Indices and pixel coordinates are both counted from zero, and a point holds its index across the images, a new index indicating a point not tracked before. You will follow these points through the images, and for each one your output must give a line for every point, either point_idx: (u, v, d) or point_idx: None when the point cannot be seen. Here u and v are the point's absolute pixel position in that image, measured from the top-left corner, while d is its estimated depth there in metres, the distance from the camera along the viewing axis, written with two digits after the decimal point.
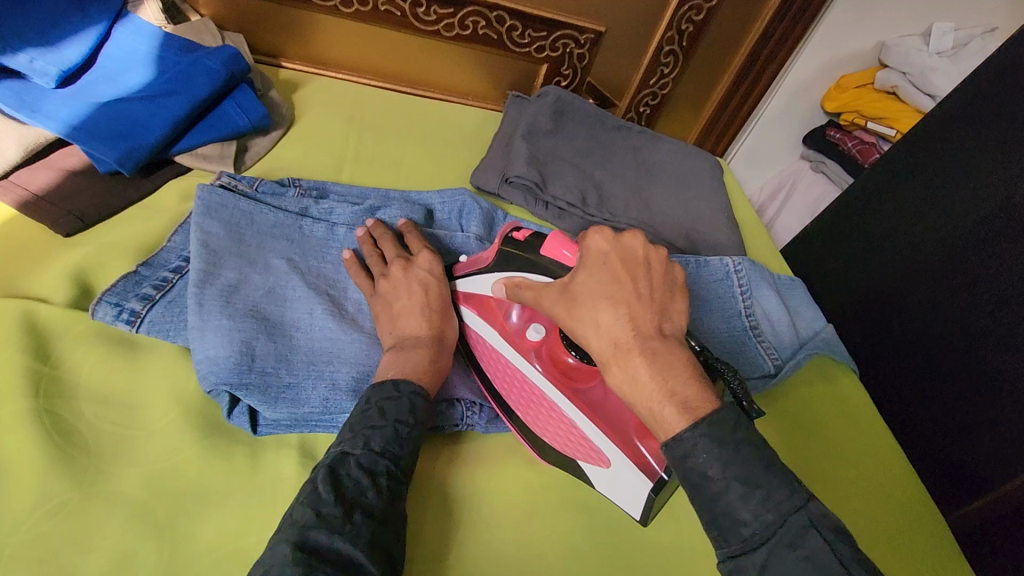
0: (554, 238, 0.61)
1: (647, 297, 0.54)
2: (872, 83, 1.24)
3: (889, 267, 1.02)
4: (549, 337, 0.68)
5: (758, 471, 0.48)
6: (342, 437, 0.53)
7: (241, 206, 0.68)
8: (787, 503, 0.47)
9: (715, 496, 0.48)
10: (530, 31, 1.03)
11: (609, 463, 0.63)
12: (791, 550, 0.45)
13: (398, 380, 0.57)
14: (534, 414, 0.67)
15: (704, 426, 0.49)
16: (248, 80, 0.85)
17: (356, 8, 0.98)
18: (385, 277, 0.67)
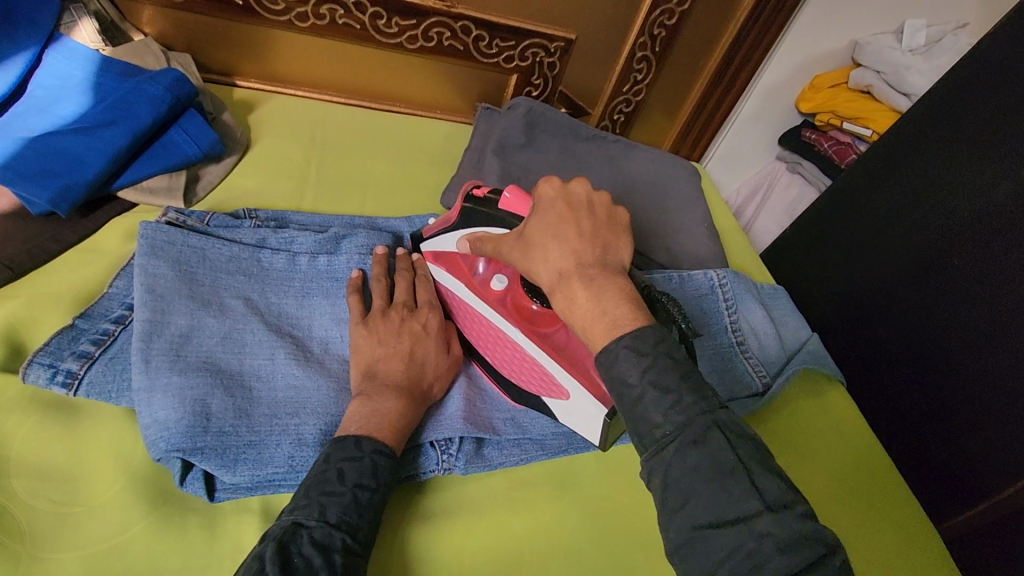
0: (510, 192, 0.63)
1: (590, 233, 0.53)
2: (846, 83, 1.23)
3: (870, 272, 1.00)
4: (512, 285, 0.68)
5: (673, 377, 0.45)
6: (294, 505, 0.49)
7: (191, 243, 0.62)
8: (696, 407, 0.45)
9: (634, 403, 0.46)
10: (498, 41, 0.99)
11: (568, 396, 0.63)
12: (695, 447, 0.43)
13: (360, 437, 0.53)
14: (500, 357, 0.68)
15: (628, 339, 0.47)
16: (196, 104, 0.79)
17: (312, 22, 0.92)
18: (381, 320, 0.63)
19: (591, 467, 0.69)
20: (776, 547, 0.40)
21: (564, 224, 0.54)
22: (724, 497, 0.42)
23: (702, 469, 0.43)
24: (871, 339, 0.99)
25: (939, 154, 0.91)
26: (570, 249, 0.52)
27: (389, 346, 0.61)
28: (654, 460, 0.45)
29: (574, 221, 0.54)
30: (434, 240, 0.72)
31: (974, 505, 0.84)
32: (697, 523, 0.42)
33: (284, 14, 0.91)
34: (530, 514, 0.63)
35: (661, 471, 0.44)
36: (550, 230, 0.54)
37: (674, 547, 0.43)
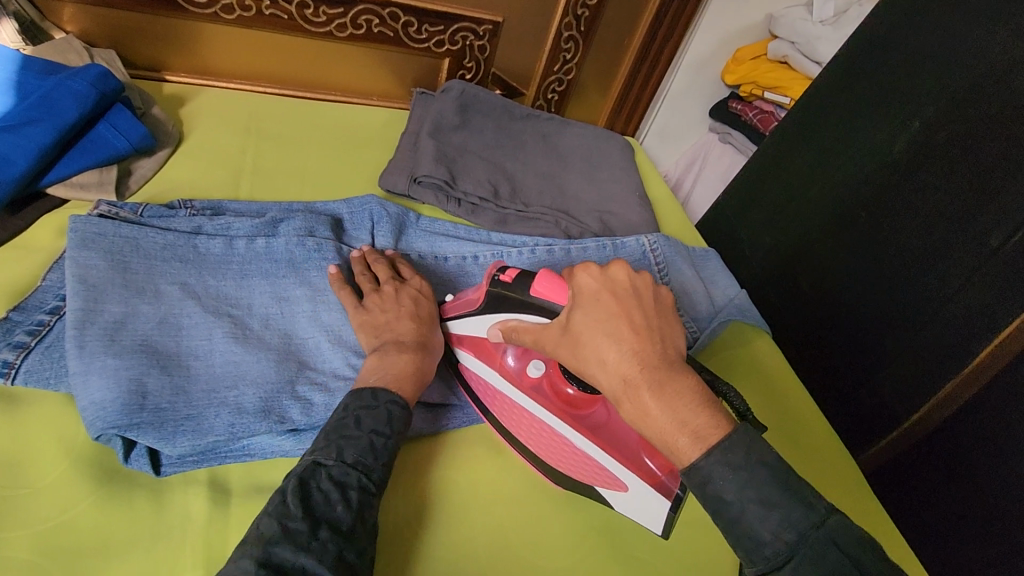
0: (544, 278, 0.63)
1: (643, 329, 0.56)
2: (765, 54, 1.29)
3: (790, 231, 1.07)
4: (550, 373, 0.72)
5: (773, 492, 0.50)
6: (316, 447, 0.56)
7: (124, 233, 0.64)
8: (806, 521, 0.50)
9: (737, 517, 0.51)
10: (426, 26, 1.02)
11: (627, 487, 0.67)
12: (813, 566, 0.49)
13: (376, 389, 0.60)
14: (547, 447, 0.70)
15: (717, 454, 0.51)
16: (124, 100, 0.79)
17: (238, 14, 0.93)
18: (375, 298, 0.68)
19: None
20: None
21: (618, 324, 0.56)
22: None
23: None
24: (796, 293, 1.06)
25: (846, 115, 0.98)
26: (631, 359, 0.54)
27: (392, 310, 0.67)
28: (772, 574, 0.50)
29: (626, 317, 0.56)
30: (456, 322, 0.73)
31: (888, 435, 0.93)
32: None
33: (209, 7, 0.91)
34: (470, 467, 0.70)
35: None
36: (604, 331, 0.56)
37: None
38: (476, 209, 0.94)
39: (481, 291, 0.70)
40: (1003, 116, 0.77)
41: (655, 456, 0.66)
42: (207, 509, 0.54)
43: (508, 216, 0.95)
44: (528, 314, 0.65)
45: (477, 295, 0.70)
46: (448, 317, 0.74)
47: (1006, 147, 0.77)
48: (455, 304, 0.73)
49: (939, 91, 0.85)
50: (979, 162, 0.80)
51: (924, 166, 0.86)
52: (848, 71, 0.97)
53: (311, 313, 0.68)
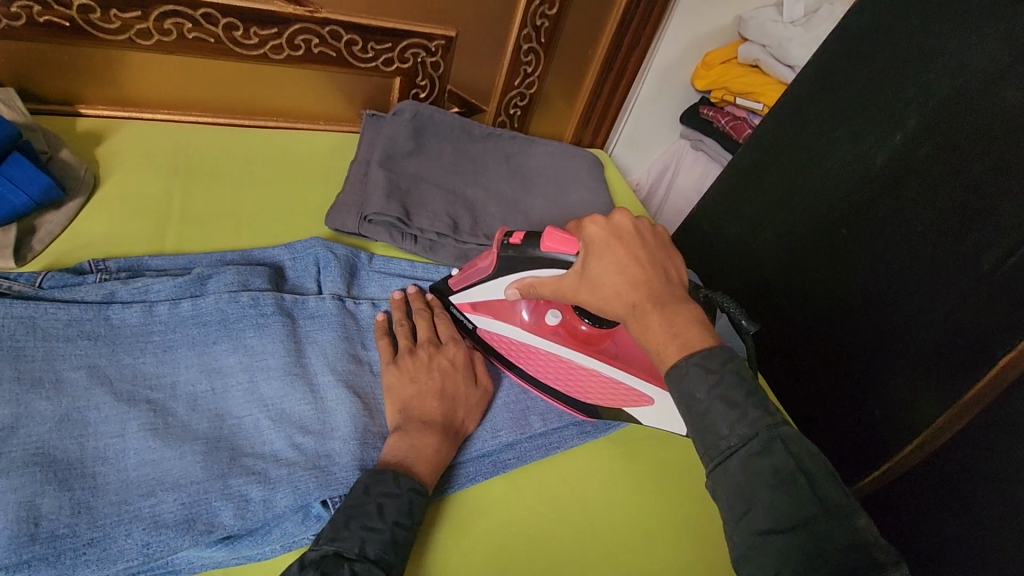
0: (552, 235, 0.63)
1: (648, 262, 0.59)
2: (735, 58, 1.23)
3: (770, 247, 1.03)
4: (564, 315, 0.74)
5: (736, 393, 0.50)
6: (337, 535, 0.50)
7: (16, 313, 0.56)
8: (761, 420, 0.49)
9: (703, 413, 0.50)
10: (372, 44, 0.93)
11: (652, 400, 0.71)
12: (761, 457, 0.47)
13: (399, 473, 0.56)
14: (575, 385, 0.72)
15: (696, 356, 0.52)
16: (23, 147, 0.70)
17: (157, 38, 0.83)
18: (411, 359, 0.67)
19: (499, 494, 0.67)
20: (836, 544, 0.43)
21: (625, 259, 0.59)
22: (787, 503, 0.45)
23: (768, 479, 0.46)
24: (780, 313, 1.02)
25: (823, 127, 0.92)
26: (640, 286, 0.57)
27: (422, 383, 0.65)
28: (721, 469, 0.49)
29: (632, 254, 0.59)
30: (466, 291, 0.74)
31: (878, 466, 0.89)
32: (761, 526, 0.45)
33: (122, 33, 0.81)
34: (438, 559, 0.60)
35: (727, 479, 0.48)
36: (614, 266, 0.59)
37: (739, 548, 0.46)
38: (434, 245, 0.86)
39: (491, 256, 0.70)
40: (989, 130, 0.73)
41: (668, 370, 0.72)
42: None
43: (470, 250, 0.87)
44: (540, 271, 0.66)
45: (488, 261, 0.70)
46: (457, 289, 0.74)
47: (991, 164, 0.73)
48: (465, 274, 0.73)
49: (919, 102, 0.80)
50: (961, 179, 0.76)
51: (904, 183, 0.82)
52: (824, 79, 0.92)
53: (247, 385, 0.60)
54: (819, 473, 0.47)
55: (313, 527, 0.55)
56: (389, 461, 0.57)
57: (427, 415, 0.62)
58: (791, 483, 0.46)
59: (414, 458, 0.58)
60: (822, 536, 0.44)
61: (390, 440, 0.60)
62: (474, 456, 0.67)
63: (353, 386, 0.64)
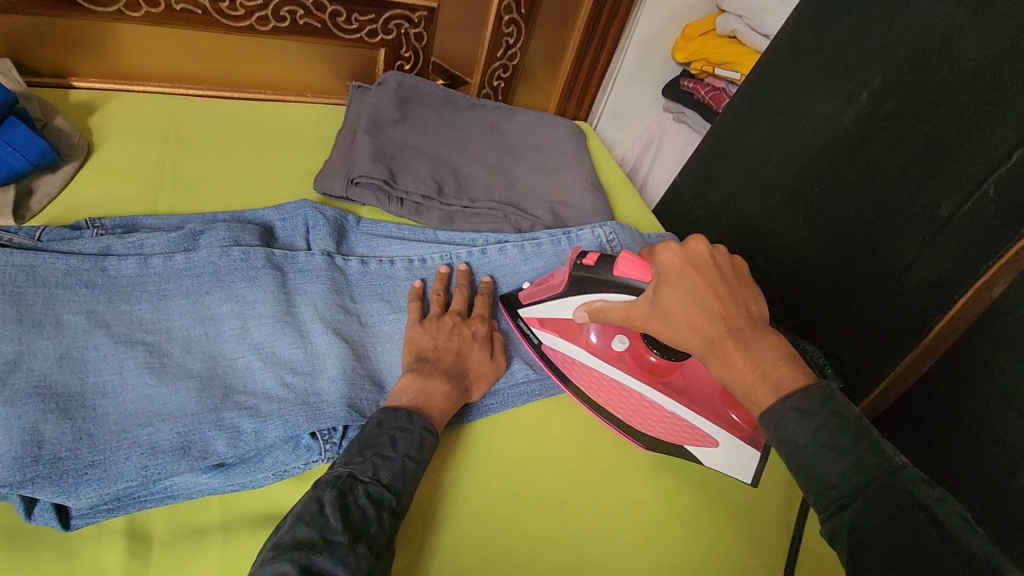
0: (626, 261, 0.62)
1: (727, 297, 0.56)
2: (714, 30, 1.25)
3: (747, 210, 1.05)
4: (633, 343, 0.71)
5: (846, 440, 0.47)
6: (352, 460, 0.53)
7: (16, 261, 0.59)
8: (878, 466, 0.46)
9: (807, 460, 0.48)
10: (356, 15, 0.96)
11: (715, 442, 0.67)
12: (879, 506, 0.45)
13: (412, 412, 0.58)
14: (634, 413, 0.72)
15: (795, 400, 0.49)
16: (19, 112, 0.72)
17: (146, 10, 0.86)
18: (436, 322, 0.69)
19: (481, 434, 0.70)
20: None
21: (703, 292, 0.56)
22: (917, 553, 0.43)
23: (890, 529, 0.44)
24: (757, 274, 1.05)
25: (795, 90, 0.95)
26: (718, 320, 0.55)
27: (440, 344, 0.67)
28: (837, 518, 0.47)
29: (711, 287, 0.57)
30: (534, 305, 0.74)
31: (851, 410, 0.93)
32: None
33: (112, 4, 0.84)
34: (423, 490, 0.64)
35: (847, 531, 0.46)
36: (688, 297, 0.57)
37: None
38: (420, 208, 0.89)
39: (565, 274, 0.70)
40: (949, 83, 0.76)
41: (740, 411, 0.67)
42: (123, 562, 0.50)
43: (454, 212, 0.90)
44: (612, 294, 0.65)
45: (561, 278, 0.70)
46: (524, 305, 0.75)
47: (951, 114, 0.76)
48: (534, 290, 0.74)
49: (883, 61, 0.83)
50: (924, 131, 0.79)
51: (871, 138, 0.85)
52: (794, 42, 0.95)
53: (239, 330, 0.63)
54: (950, 520, 0.44)
55: (304, 457, 0.58)
56: (401, 402, 0.60)
57: (440, 364, 0.65)
58: (917, 531, 0.43)
59: (426, 401, 0.61)
60: None
61: (405, 378, 0.63)
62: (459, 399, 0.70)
63: (341, 332, 0.67)
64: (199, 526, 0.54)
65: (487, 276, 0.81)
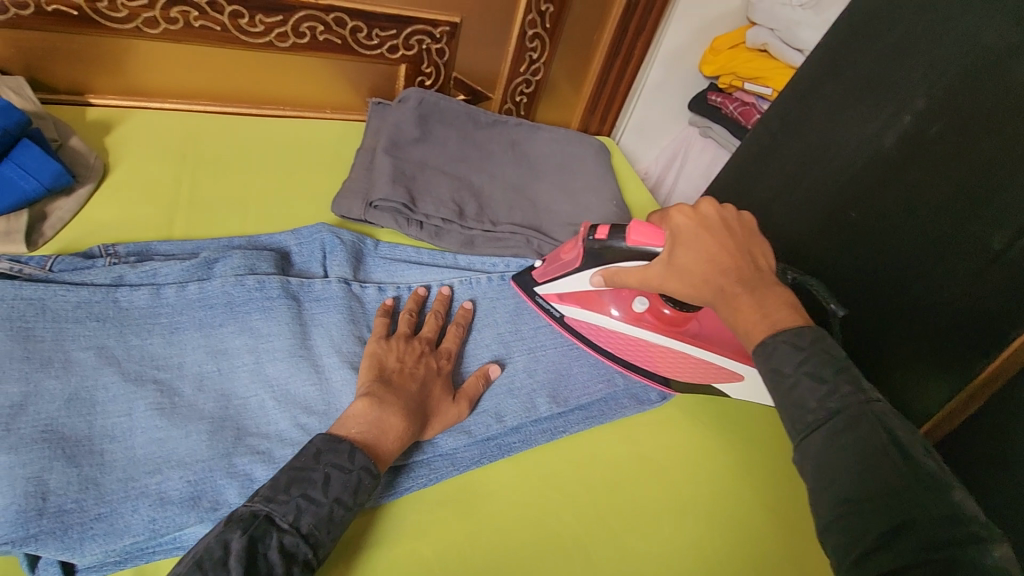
0: (638, 229, 0.63)
1: (739, 252, 0.56)
2: (744, 43, 1.21)
3: (778, 233, 1.00)
4: (653, 300, 0.72)
5: (827, 368, 0.46)
6: (273, 498, 0.48)
7: (26, 294, 0.57)
8: (852, 395, 0.45)
9: (789, 388, 0.47)
10: (377, 31, 0.93)
11: (742, 377, 0.72)
12: (849, 430, 0.43)
13: (356, 448, 0.53)
14: (665, 364, 0.74)
15: (788, 333, 0.49)
16: (34, 134, 0.70)
17: (164, 27, 0.84)
18: (404, 343, 0.66)
19: (501, 475, 0.64)
20: (933, 519, 0.38)
21: (717, 249, 0.56)
22: (877, 475, 0.41)
23: (857, 452, 0.42)
24: None
25: (831, 111, 0.91)
26: (730, 273, 0.55)
27: (405, 367, 0.63)
28: (808, 442, 0.45)
29: (724, 245, 0.56)
30: (551, 282, 0.74)
31: None
32: (847, 496, 0.41)
33: (130, 21, 0.82)
34: (436, 538, 0.57)
35: (814, 454, 0.44)
36: (702, 255, 0.57)
37: (823, 523, 0.42)
38: (440, 230, 0.86)
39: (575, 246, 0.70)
40: (1001, 108, 0.71)
41: None
42: None
43: (475, 236, 0.87)
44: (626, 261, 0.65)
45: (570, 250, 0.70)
46: (541, 280, 0.75)
47: (1003, 141, 0.71)
48: (549, 268, 0.74)
49: (929, 83, 0.78)
50: (971, 157, 0.74)
51: (912, 164, 0.81)
52: (831, 63, 0.90)
53: (252, 366, 0.61)
54: (916, 454, 0.42)
55: None
56: (350, 433, 0.55)
57: (404, 386, 0.61)
58: (883, 456, 0.41)
59: (376, 437, 0.55)
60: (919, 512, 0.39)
61: (360, 403, 0.57)
62: (478, 439, 0.65)
63: (358, 367, 0.64)
64: None
65: (470, 300, 0.76)
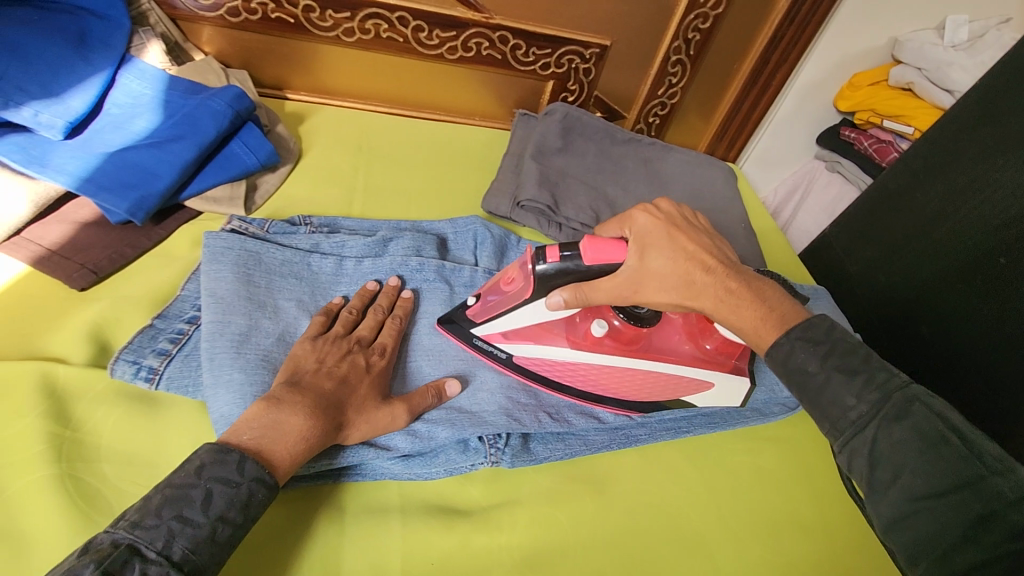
0: (594, 245, 0.58)
1: (703, 244, 0.58)
2: (886, 80, 1.20)
3: (910, 272, 0.97)
4: (611, 323, 0.68)
5: (855, 361, 0.48)
6: (141, 523, 0.44)
7: (248, 247, 0.69)
8: (887, 382, 0.47)
9: (820, 388, 0.49)
10: (534, 49, 1.02)
11: (709, 383, 0.70)
12: (897, 423, 0.45)
13: (246, 458, 0.49)
14: (619, 384, 0.69)
15: (797, 332, 0.52)
16: (254, 118, 0.84)
17: (357, 37, 0.97)
18: (329, 343, 0.62)
19: (629, 462, 0.68)
20: (1009, 505, 0.40)
21: (685, 244, 0.57)
22: (940, 466, 0.43)
23: (914, 446, 0.44)
24: (912, 337, 0.96)
25: (984, 154, 0.87)
26: (710, 272, 0.56)
27: (326, 367, 0.59)
28: (856, 440, 0.46)
29: (688, 240, 0.58)
30: (494, 319, 0.66)
31: None
32: (915, 493, 0.43)
33: (331, 30, 0.95)
34: (573, 508, 0.62)
35: (865, 450, 0.46)
36: (674, 255, 0.57)
37: (890, 521, 0.45)
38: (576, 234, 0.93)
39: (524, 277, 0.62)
40: None
41: (708, 336, 0.70)
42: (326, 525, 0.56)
43: None
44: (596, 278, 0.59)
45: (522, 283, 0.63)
46: (478, 319, 0.67)
47: None
48: (489, 304, 0.66)
49: None
50: None
51: None
52: (990, 103, 0.87)
53: (412, 335, 0.70)
54: (973, 432, 0.43)
55: (472, 458, 0.61)
56: (238, 440, 0.51)
57: (315, 386, 0.56)
58: (941, 444, 0.43)
59: (272, 442, 0.51)
60: (988, 493, 0.41)
61: (256, 406, 0.53)
62: (607, 426, 0.69)
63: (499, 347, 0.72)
64: (380, 506, 0.58)
65: (412, 289, 0.73)
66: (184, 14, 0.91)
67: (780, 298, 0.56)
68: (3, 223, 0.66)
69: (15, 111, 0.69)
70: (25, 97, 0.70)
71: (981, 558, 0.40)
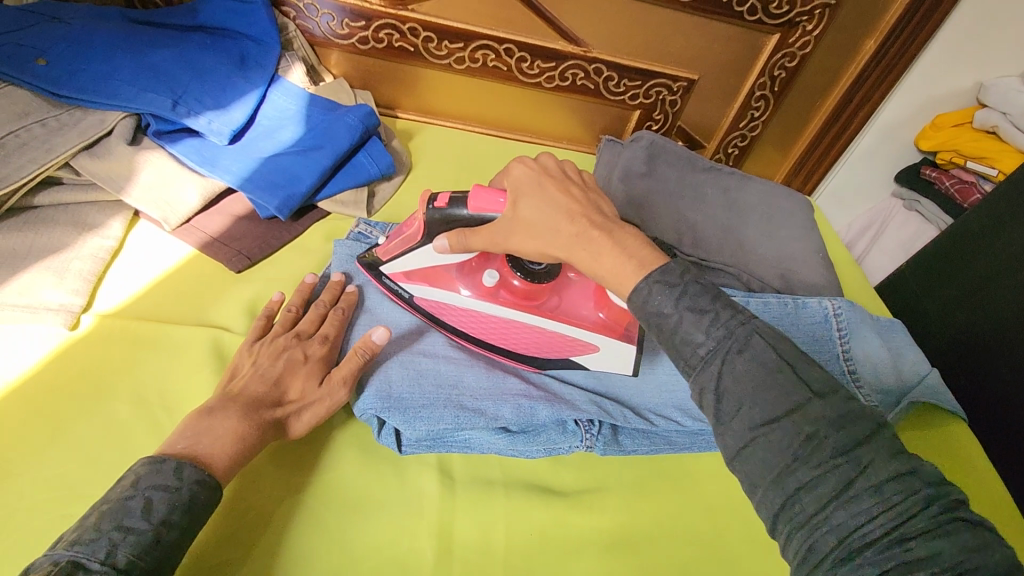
0: (478, 195, 0.62)
1: (579, 197, 0.58)
2: (970, 122, 1.20)
3: (993, 312, 0.97)
4: (502, 273, 0.72)
5: (704, 299, 0.49)
6: (78, 539, 0.45)
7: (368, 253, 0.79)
8: (731, 321, 0.48)
9: (674, 328, 0.49)
10: (625, 81, 1.10)
11: (598, 348, 0.71)
12: (740, 355, 0.46)
13: (182, 463, 0.51)
14: (518, 341, 0.73)
15: (656, 273, 0.51)
16: (377, 132, 0.95)
17: (467, 65, 1.07)
18: (267, 346, 0.64)
19: (708, 465, 0.72)
20: (831, 426, 0.43)
21: (558, 196, 0.58)
22: (777, 394, 0.45)
23: (755, 378, 0.46)
24: (991, 376, 0.94)
25: None
26: (579, 220, 0.56)
27: (261, 369, 0.62)
28: (704, 374, 0.47)
29: (565, 193, 0.58)
30: (394, 261, 0.71)
31: None
32: (756, 421, 0.45)
33: (445, 59, 1.06)
34: (654, 503, 0.67)
35: (712, 383, 0.47)
36: (546, 202, 0.58)
37: (737, 451, 0.45)
38: None
39: (417, 224, 0.67)
40: None
41: (603, 305, 0.72)
42: (438, 490, 0.63)
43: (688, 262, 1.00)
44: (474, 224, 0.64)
45: (415, 227, 0.68)
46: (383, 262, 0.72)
47: None
48: (391, 246, 0.71)
49: None
50: None
51: None
52: None
53: None
54: (802, 361, 0.46)
55: (568, 440, 0.66)
56: (172, 449, 0.53)
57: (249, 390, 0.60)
58: (780, 374, 0.45)
59: (205, 446, 0.54)
60: (813, 418, 0.43)
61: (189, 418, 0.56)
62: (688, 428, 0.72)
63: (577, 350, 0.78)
64: (485, 479, 0.65)
65: (356, 284, 0.75)
66: (320, 41, 1.04)
67: (640, 244, 0.54)
68: (179, 211, 0.78)
69: (194, 119, 0.81)
70: (201, 107, 0.82)
71: (813, 476, 0.42)
